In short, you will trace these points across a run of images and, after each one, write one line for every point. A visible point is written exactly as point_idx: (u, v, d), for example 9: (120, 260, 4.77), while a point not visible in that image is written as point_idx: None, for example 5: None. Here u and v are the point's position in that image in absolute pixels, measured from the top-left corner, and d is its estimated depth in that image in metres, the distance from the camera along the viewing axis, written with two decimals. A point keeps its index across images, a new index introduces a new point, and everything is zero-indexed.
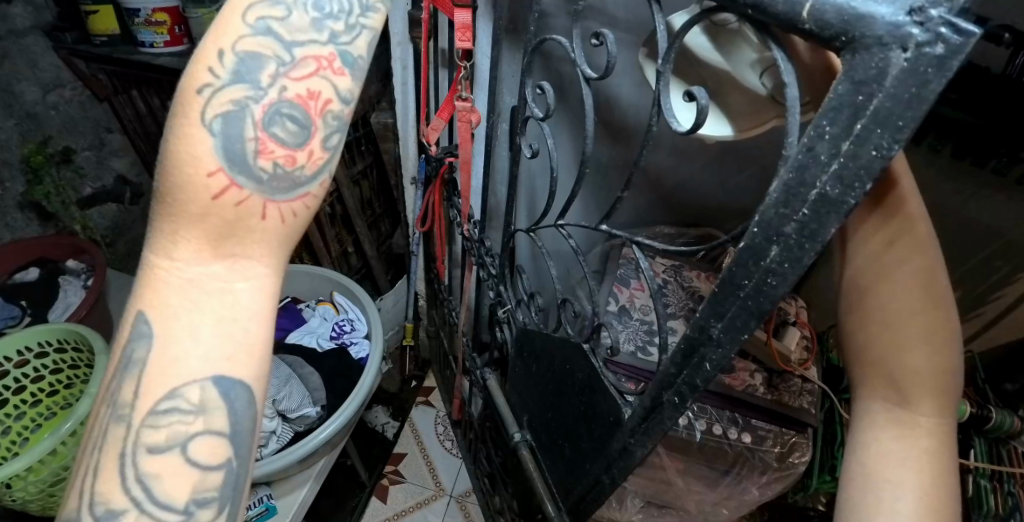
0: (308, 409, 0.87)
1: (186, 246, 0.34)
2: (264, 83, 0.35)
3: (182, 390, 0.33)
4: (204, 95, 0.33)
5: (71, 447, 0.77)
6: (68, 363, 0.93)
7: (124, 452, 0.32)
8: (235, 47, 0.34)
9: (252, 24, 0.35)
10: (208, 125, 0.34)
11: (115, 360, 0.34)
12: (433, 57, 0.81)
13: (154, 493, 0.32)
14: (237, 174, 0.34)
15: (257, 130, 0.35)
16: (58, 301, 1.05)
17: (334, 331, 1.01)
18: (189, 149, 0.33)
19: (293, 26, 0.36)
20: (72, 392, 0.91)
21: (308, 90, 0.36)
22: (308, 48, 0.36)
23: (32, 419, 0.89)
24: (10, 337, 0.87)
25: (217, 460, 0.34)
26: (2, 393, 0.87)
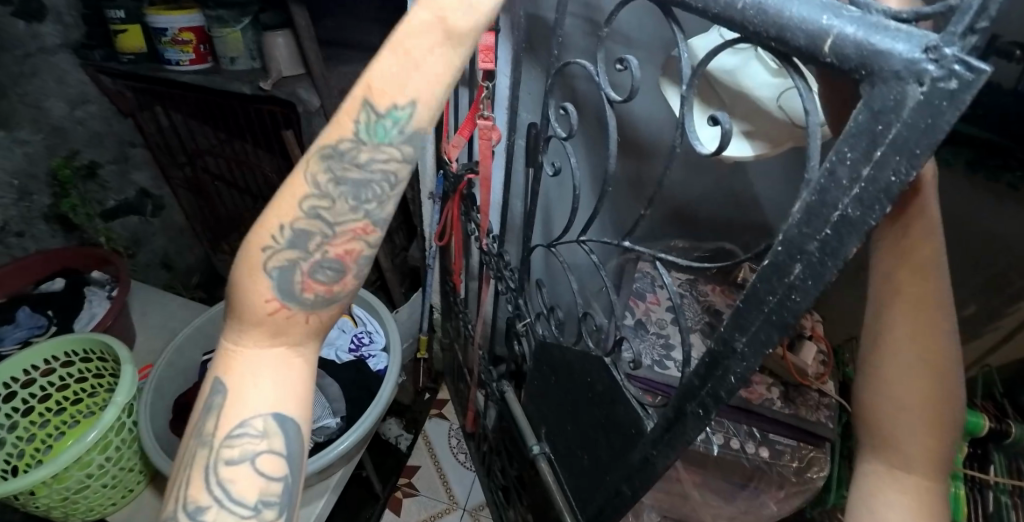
0: (328, 420, 0.89)
1: (250, 341, 0.38)
2: (311, 248, 0.38)
3: (250, 416, 0.37)
4: (265, 253, 0.37)
5: (95, 455, 0.79)
6: (92, 372, 0.95)
7: (207, 464, 0.37)
8: (290, 223, 0.37)
9: (303, 208, 0.37)
10: (268, 273, 0.38)
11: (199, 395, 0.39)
12: (453, 76, 0.84)
13: (229, 496, 0.36)
14: (290, 305, 0.38)
15: (304, 279, 0.38)
16: (83, 311, 1.07)
17: (352, 343, 1.03)
18: (251, 290, 0.38)
19: (337, 211, 0.38)
20: (94, 401, 0.94)
21: (348, 250, 0.39)
22: (350, 223, 0.38)
23: (56, 427, 0.91)
24: (39, 346, 0.89)
25: (281, 470, 0.38)
26: (28, 401, 0.89)
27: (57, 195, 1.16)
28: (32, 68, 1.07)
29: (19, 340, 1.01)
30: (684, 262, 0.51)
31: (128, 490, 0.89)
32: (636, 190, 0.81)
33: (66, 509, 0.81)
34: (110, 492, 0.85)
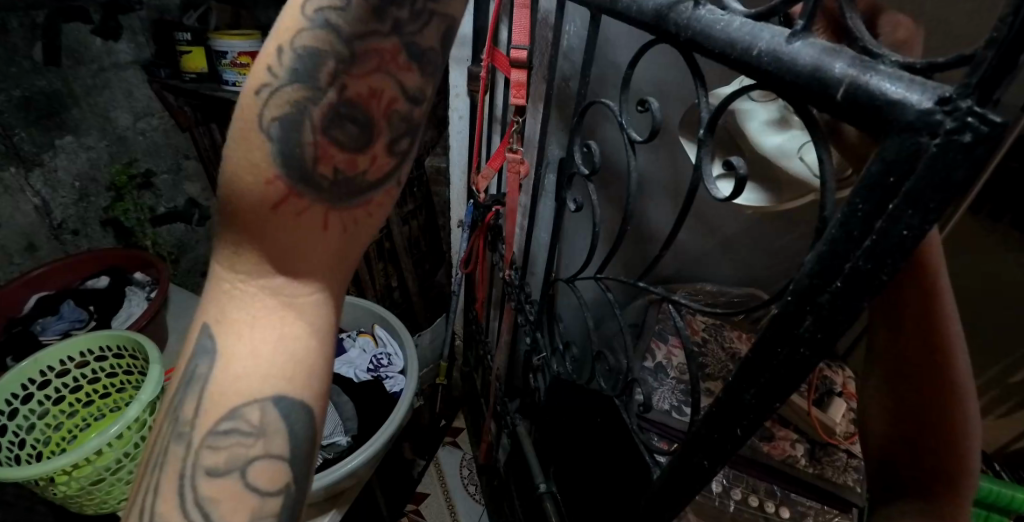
0: (332, 438, 0.89)
1: (249, 260, 0.40)
2: (323, 81, 0.39)
3: (243, 413, 0.39)
4: (262, 94, 0.38)
5: (116, 450, 0.81)
6: (122, 369, 0.99)
7: (184, 473, 0.38)
8: (294, 43, 0.38)
9: (311, 15, 0.38)
10: (266, 127, 0.38)
11: (177, 379, 0.41)
12: (488, 110, 0.86)
13: (205, 509, 0.38)
14: (295, 184, 0.39)
15: (316, 135, 0.39)
16: (121, 310, 1.12)
17: (371, 364, 1.04)
18: (247, 158, 0.39)
19: (352, 14, 0.38)
20: (122, 396, 0.99)
21: (369, 89, 0.41)
22: (372, 40, 0.40)
23: (83, 418, 0.96)
24: (76, 338, 0.93)
25: (274, 486, 0.40)
26: (60, 390, 0.93)
27: (113, 199, 1.24)
28: (104, 81, 1.15)
29: (61, 331, 1.06)
30: (701, 305, 0.51)
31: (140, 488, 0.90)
32: (661, 231, 0.80)
33: (81, 500, 0.83)
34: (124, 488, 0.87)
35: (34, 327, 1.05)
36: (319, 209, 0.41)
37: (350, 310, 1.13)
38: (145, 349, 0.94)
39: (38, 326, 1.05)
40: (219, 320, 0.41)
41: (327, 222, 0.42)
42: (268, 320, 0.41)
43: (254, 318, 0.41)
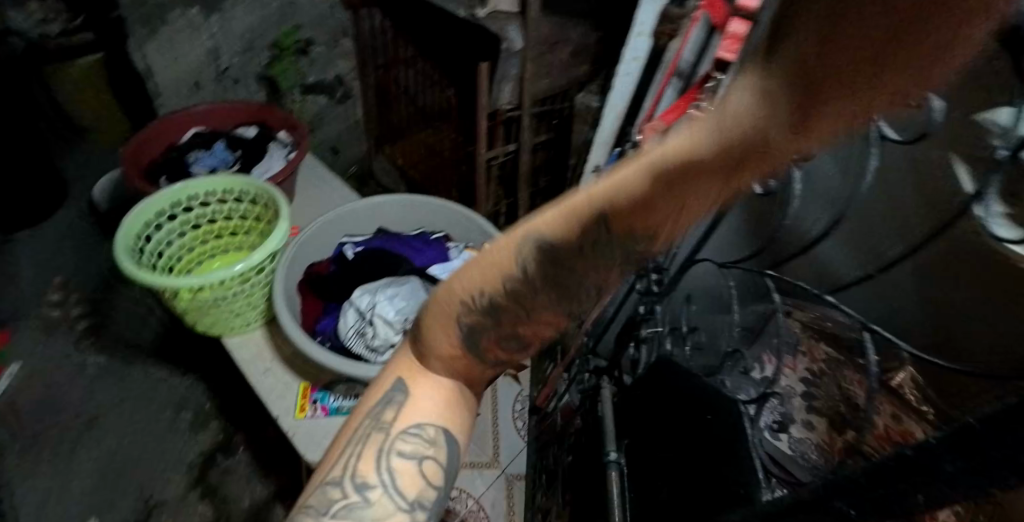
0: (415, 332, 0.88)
1: (434, 359, 0.48)
2: (497, 322, 0.44)
3: (421, 429, 0.49)
4: (460, 303, 0.44)
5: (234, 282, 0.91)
6: (252, 217, 1.10)
7: (381, 452, 0.49)
8: (501, 276, 0.42)
9: (519, 263, 0.41)
10: (461, 321, 0.45)
11: (374, 396, 0.52)
12: (674, 63, 0.81)
13: (399, 484, 0.48)
14: (468, 353, 0.47)
15: (488, 344, 0.46)
16: (263, 162, 1.23)
17: None
18: (441, 321, 0.46)
19: (557, 270, 0.40)
20: (246, 241, 1.11)
21: (534, 332, 0.45)
22: (544, 317, 0.44)
23: (211, 250, 1.10)
24: (222, 179, 1.04)
25: (432, 486, 0.49)
26: (199, 220, 1.06)
27: None
28: None
29: (208, 167, 1.20)
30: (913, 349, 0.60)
31: (246, 322, 1.02)
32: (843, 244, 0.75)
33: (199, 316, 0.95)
34: (234, 317, 0.98)
35: (189, 158, 1.20)
36: (485, 365, 0.48)
37: (462, 222, 1.14)
38: (274, 203, 1.03)
39: (192, 159, 1.20)
40: (417, 376, 0.50)
41: (487, 370, 0.49)
42: (440, 388, 0.50)
43: (441, 393, 0.50)
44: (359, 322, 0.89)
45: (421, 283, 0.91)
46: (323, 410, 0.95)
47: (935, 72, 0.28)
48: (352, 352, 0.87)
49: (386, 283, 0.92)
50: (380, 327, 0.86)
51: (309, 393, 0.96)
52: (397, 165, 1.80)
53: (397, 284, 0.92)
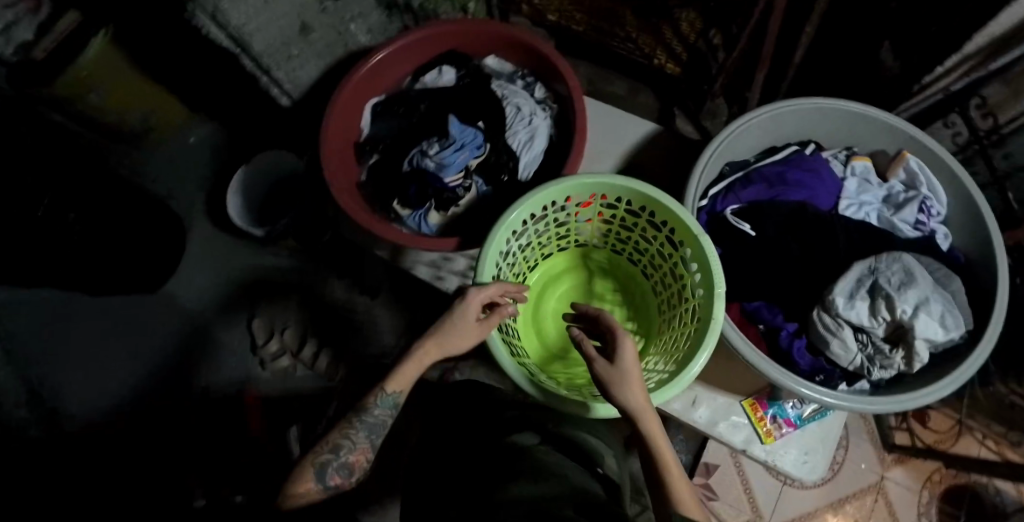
0: (956, 336, 0.65)
1: (330, 474, 0.54)
2: (349, 442, 0.56)
3: (345, 456, 0.56)
4: (310, 468, 0.54)
5: (694, 341, 0.65)
6: (575, 216, 0.78)
7: (322, 464, 0.54)
8: (331, 456, 0.55)
9: (320, 476, 0.54)
10: (320, 466, 0.54)
11: (306, 473, 0.53)
12: None
13: (333, 482, 0.54)
14: (336, 485, 0.55)
15: (343, 474, 0.55)
16: (513, 125, 0.83)
17: (902, 207, 0.79)
18: (298, 481, 0.53)
19: (352, 444, 0.56)
20: (563, 241, 0.83)
21: (356, 459, 0.56)
22: (359, 453, 0.56)
23: (526, 269, 0.83)
24: (543, 192, 0.68)
25: (344, 476, 0.55)
26: (517, 250, 0.76)
27: None
28: None
29: (460, 167, 0.81)
30: None
31: (656, 350, 0.78)
32: None
33: None
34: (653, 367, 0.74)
35: (430, 165, 0.81)
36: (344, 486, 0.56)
37: (848, 123, 0.80)
38: (624, 194, 0.70)
39: (434, 163, 0.81)
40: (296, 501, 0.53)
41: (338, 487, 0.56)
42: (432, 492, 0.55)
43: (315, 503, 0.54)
44: (862, 339, 0.69)
45: (919, 263, 0.68)
46: (787, 425, 0.80)
47: (467, 315, 0.60)
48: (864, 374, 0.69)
49: (877, 274, 0.68)
50: (910, 343, 0.66)
51: (760, 410, 0.80)
52: (546, 22, 1.30)
53: (901, 276, 0.67)
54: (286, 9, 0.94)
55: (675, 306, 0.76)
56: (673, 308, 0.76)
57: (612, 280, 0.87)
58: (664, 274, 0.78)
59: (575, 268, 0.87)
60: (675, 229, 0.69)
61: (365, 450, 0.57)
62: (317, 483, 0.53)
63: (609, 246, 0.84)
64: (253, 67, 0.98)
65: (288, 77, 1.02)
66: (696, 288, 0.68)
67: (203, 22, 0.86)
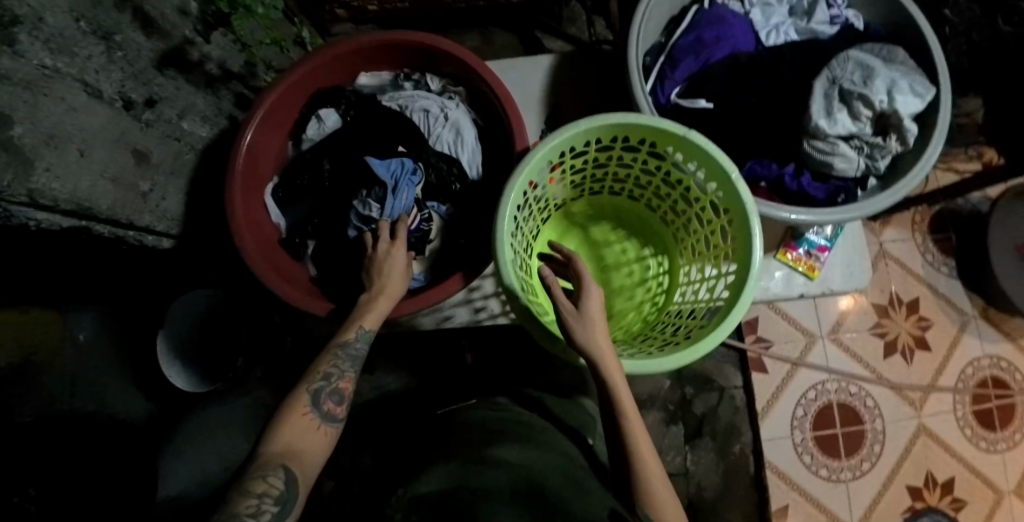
0: (928, 97, 0.71)
1: (312, 425, 0.54)
2: (329, 376, 0.58)
3: (321, 406, 0.56)
4: (308, 400, 0.55)
5: (739, 231, 0.65)
6: (551, 185, 0.74)
7: (310, 395, 0.56)
8: (309, 394, 0.56)
9: (310, 406, 0.55)
10: (309, 407, 0.55)
11: (297, 404, 0.55)
12: None
13: (324, 418, 0.55)
14: (323, 422, 0.55)
15: (327, 412, 0.56)
16: (429, 133, 0.76)
17: (810, 11, 0.81)
18: (292, 420, 0.53)
19: (329, 388, 0.57)
20: (544, 214, 0.79)
21: (344, 386, 0.59)
22: (341, 385, 0.59)
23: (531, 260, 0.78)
24: (523, 177, 0.63)
25: (324, 431, 0.55)
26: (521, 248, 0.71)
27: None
28: None
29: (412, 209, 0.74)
30: None
31: (686, 257, 0.78)
32: None
33: (696, 301, 0.72)
34: (697, 272, 0.74)
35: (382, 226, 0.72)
36: (323, 432, 0.55)
37: None
38: (595, 136, 0.67)
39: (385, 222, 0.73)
40: (291, 428, 0.53)
41: (320, 428, 0.55)
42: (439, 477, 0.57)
43: (313, 436, 0.54)
44: (857, 142, 0.73)
45: (864, 54, 0.72)
46: (822, 252, 0.83)
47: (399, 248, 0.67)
48: (873, 170, 0.73)
49: (838, 79, 0.72)
50: (897, 123, 0.71)
51: (794, 251, 0.83)
52: (370, 14, 1.20)
53: (859, 73, 0.71)
54: (109, 150, 0.79)
55: (681, 210, 0.76)
56: (681, 213, 0.76)
57: (602, 220, 0.84)
58: (654, 189, 0.76)
59: (563, 231, 0.84)
60: (653, 140, 0.68)
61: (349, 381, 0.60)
62: (310, 408, 0.55)
63: (585, 193, 0.81)
64: (111, 231, 0.82)
65: (154, 217, 0.88)
66: (706, 184, 0.68)
67: (22, 213, 0.69)
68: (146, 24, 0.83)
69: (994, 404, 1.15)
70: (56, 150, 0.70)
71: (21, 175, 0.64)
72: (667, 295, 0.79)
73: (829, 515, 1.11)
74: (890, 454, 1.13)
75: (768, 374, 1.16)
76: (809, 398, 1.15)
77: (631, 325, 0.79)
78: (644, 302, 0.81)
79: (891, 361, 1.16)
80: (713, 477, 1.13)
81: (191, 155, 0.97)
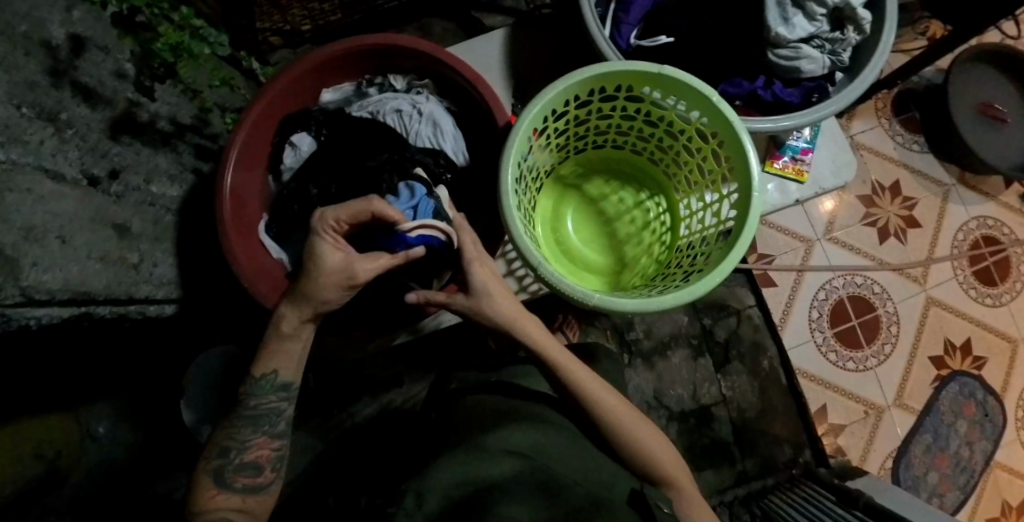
0: None
1: (229, 493, 0.56)
2: (237, 439, 0.59)
3: (234, 467, 0.58)
4: (214, 465, 0.57)
5: (732, 150, 0.67)
6: (538, 154, 0.75)
7: (219, 464, 0.57)
8: (216, 463, 0.57)
9: (218, 476, 0.56)
10: (216, 472, 0.57)
11: (206, 483, 0.56)
12: None
13: (241, 485, 0.57)
14: (241, 491, 0.57)
15: (243, 469, 0.58)
16: (410, 131, 0.77)
17: None
18: (207, 499, 0.55)
19: (238, 455, 0.58)
20: (537, 185, 0.80)
21: (257, 450, 0.59)
22: (252, 444, 0.59)
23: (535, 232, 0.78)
24: (513, 151, 0.63)
25: (249, 496, 0.57)
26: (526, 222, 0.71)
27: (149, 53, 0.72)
28: None
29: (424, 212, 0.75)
30: None
31: (681, 191, 0.79)
32: None
33: (703, 230, 0.73)
34: (697, 203, 0.76)
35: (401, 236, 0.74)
36: (242, 503, 0.56)
37: None
38: (571, 95, 0.67)
39: None
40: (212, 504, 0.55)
41: (243, 500, 0.56)
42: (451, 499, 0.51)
43: (239, 508, 0.56)
44: (817, 41, 0.74)
45: None
46: (806, 155, 0.87)
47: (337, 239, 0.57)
48: (838, 64, 0.76)
49: None
50: (851, 13, 0.73)
51: (780, 160, 0.86)
52: (305, 35, 1.19)
53: None
54: (90, 231, 0.77)
55: (667, 146, 0.77)
56: (668, 149, 0.77)
57: (592, 176, 0.85)
58: (636, 132, 0.78)
59: (558, 198, 0.84)
60: (628, 84, 0.69)
61: (263, 444, 0.60)
62: (222, 489, 0.56)
63: (571, 155, 0.82)
64: (113, 311, 0.81)
65: (151, 287, 0.88)
66: (688, 114, 0.70)
67: (20, 315, 0.67)
68: (87, 96, 0.81)
69: (990, 261, 1.21)
70: (38, 243, 0.68)
71: (9, 276, 0.63)
72: (672, 231, 0.81)
73: (868, 402, 1.16)
74: (908, 331, 1.18)
75: (778, 286, 1.19)
76: (822, 299, 1.19)
77: (645, 269, 0.81)
78: (653, 245, 0.83)
79: (888, 245, 1.20)
80: (750, 397, 1.17)
81: (169, 217, 0.95)
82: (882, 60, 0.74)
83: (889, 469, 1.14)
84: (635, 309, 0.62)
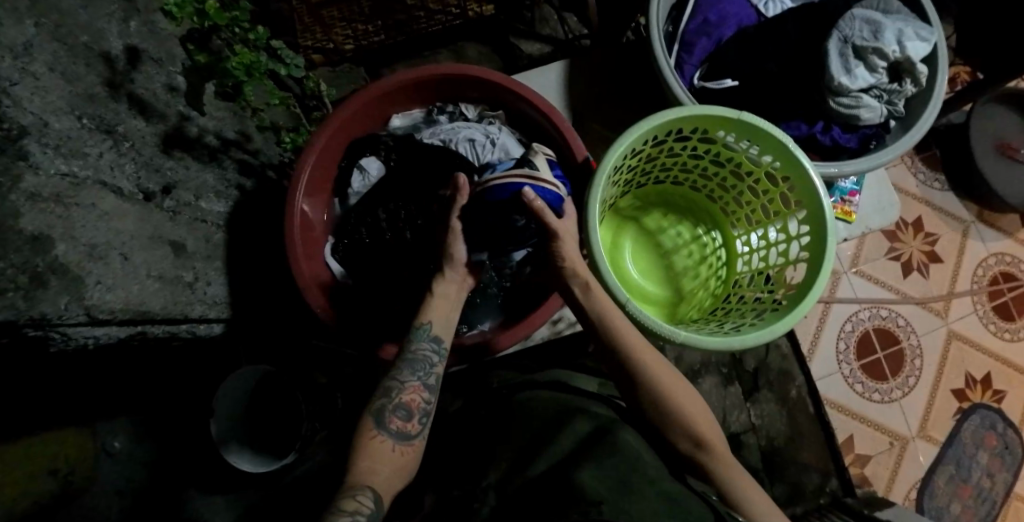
0: (931, 41, 0.77)
1: (386, 438, 0.54)
2: (397, 384, 0.58)
3: (391, 412, 0.56)
4: (372, 409, 0.56)
5: (804, 194, 0.70)
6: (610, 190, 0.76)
7: (377, 409, 0.56)
8: (377, 407, 0.56)
9: (374, 418, 0.55)
10: (375, 417, 0.55)
11: (366, 424, 0.55)
12: None
13: (398, 433, 0.55)
14: (394, 439, 0.54)
15: (397, 419, 0.56)
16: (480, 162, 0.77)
17: None
18: (367, 444, 0.53)
19: (395, 403, 0.57)
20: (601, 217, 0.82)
21: (410, 398, 0.58)
22: (405, 391, 0.58)
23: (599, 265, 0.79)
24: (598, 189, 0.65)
25: (404, 447, 0.54)
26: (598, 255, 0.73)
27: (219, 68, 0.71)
28: None
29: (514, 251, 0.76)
30: None
31: (739, 227, 0.82)
32: None
33: (766, 268, 0.76)
34: (757, 239, 0.79)
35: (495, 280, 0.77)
36: (395, 452, 0.54)
37: None
38: (650, 136, 0.70)
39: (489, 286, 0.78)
40: (372, 450, 0.53)
41: (394, 450, 0.54)
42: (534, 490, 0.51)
43: (394, 464, 0.53)
44: (877, 92, 0.78)
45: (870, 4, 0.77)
46: (854, 196, 0.90)
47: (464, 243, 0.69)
48: (894, 113, 0.80)
49: (848, 34, 0.76)
50: (909, 67, 0.77)
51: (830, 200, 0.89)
52: (347, 54, 1.19)
53: (869, 28, 0.75)
54: (149, 249, 0.75)
55: (729, 185, 0.80)
56: (729, 188, 0.79)
57: (649, 209, 0.88)
58: (699, 171, 0.80)
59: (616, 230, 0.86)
60: (702, 127, 0.71)
61: (415, 391, 0.58)
62: (380, 429, 0.54)
63: (632, 189, 0.84)
64: (167, 330, 0.79)
65: (204, 306, 0.86)
66: (759, 157, 0.72)
67: (79, 334, 0.65)
68: (142, 108, 0.79)
69: (1008, 297, 1.26)
70: (102, 260, 0.66)
71: (74, 296, 0.61)
72: (728, 266, 0.83)
73: (893, 433, 1.18)
74: (931, 363, 1.21)
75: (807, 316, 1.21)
76: (848, 331, 1.21)
77: (703, 303, 0.83)
78: (708, 279, 0.85)
79: (911, 279, 1.24)
80: (780, 425, 1.17)
81: (219, 234, 0.94)
82: (936, 109, 0.78)
83: (914, 499, 1.16)
84: (720, 346, 0.64)
